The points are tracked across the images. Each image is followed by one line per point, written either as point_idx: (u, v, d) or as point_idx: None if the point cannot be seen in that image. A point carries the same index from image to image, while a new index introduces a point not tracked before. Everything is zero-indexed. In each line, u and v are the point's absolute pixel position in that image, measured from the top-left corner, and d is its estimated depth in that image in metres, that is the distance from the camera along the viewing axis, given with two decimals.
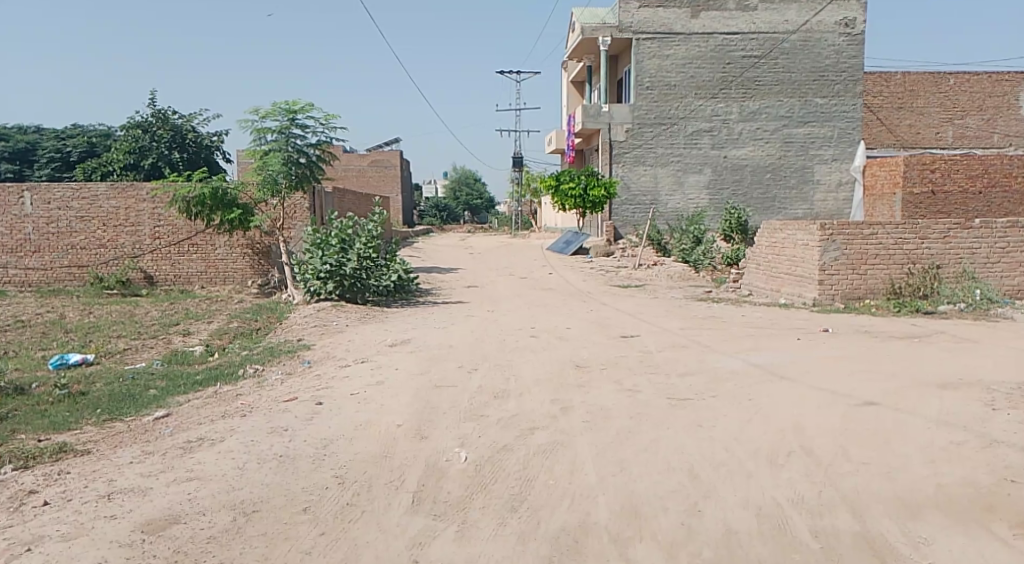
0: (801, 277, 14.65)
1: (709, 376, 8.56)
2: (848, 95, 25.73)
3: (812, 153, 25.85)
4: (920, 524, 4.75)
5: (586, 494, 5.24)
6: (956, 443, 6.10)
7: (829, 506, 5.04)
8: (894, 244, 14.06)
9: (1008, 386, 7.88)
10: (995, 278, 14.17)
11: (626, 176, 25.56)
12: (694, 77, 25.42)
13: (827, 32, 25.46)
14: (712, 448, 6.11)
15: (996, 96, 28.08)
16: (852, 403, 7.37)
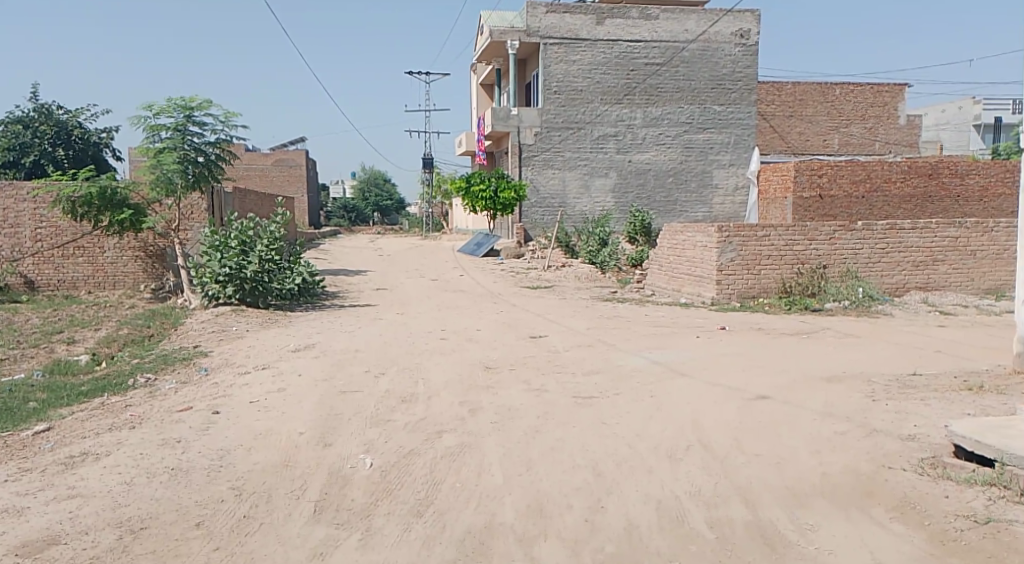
0: (700, 277, 15.13)
1: (613, 375, 8.73)
2: (743, 103, 26.79)
3: (711, 158, 26.77)
4: (807, 512, 4.98)
5: (493, 495, 5.25)
6: (840, 433, 6.44)
7: (725, 497, 5.22)
8: (785, 245, 14.70)
9: (887, 378, 8.36)
10: (876, 277, 15.05)
11: (535, 179, 25.78)
12: (600, 83, 25.87)
13: (723, 42, 26.44)
14: (615, 445, 6.23)
15: (876, 106, 29.95)
16: (746, 397, 7.69)
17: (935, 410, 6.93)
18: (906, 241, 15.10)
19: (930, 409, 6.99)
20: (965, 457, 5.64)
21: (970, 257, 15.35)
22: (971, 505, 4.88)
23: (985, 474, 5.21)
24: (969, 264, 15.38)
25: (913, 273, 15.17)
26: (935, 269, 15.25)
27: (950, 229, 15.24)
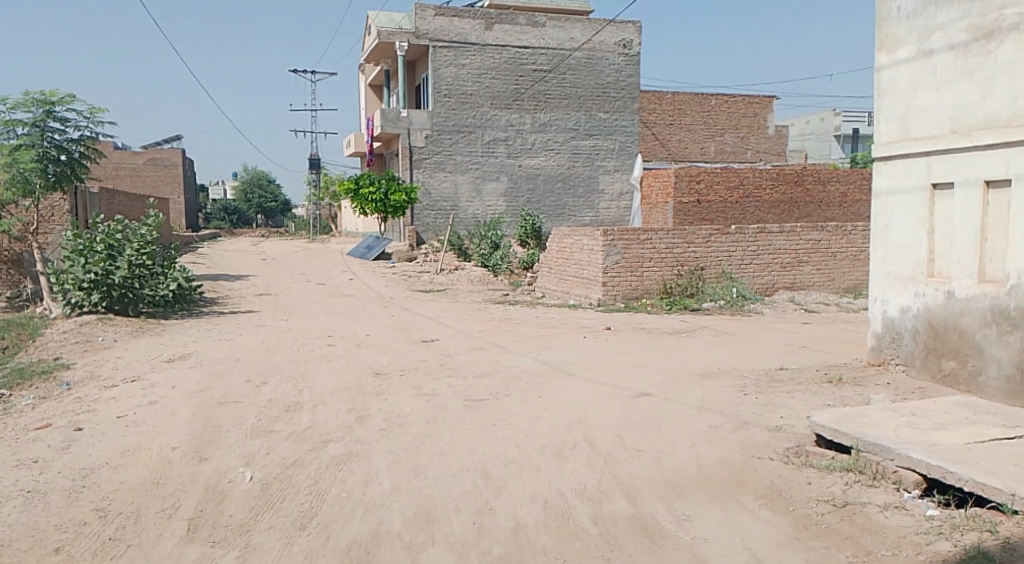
0: (587, 280, 15.48)
1: (502, 377, 8.81)
2: (626, 111, 27.66)
3: (597, 164, 27.48)
4: (685, 503, 5.18)
5: (379, 503, 5.19)
6: (715, 426, 6.74)
7: (607, 493, 5.36)
8: (666, 248, 15.25)
9: (758, 373, 8.83)
10: (749, 278, 15.85)
11: (426, 182, 25.59)
12: (489, 87, 26.00)
13: (607, 51, 27.21)
14: (503, 447, 6.28)
15: (748, 116, 31.56)
16: (630, 395, 7.93)
17: (800, 402, 7.36)
18: (774, 244, 15.98)
19: (796, 401, 7.42)
20: (825, 445, 6.02)
21: (832, 258, 16.43)
22: (831, 490, 5.21)
23: (843, 460, 5.58)
24: (831, 266, 16.46)
25: (781, 274, 16.08)
26: (801, 270, 16.22)
27: (813, 232, 16.24)
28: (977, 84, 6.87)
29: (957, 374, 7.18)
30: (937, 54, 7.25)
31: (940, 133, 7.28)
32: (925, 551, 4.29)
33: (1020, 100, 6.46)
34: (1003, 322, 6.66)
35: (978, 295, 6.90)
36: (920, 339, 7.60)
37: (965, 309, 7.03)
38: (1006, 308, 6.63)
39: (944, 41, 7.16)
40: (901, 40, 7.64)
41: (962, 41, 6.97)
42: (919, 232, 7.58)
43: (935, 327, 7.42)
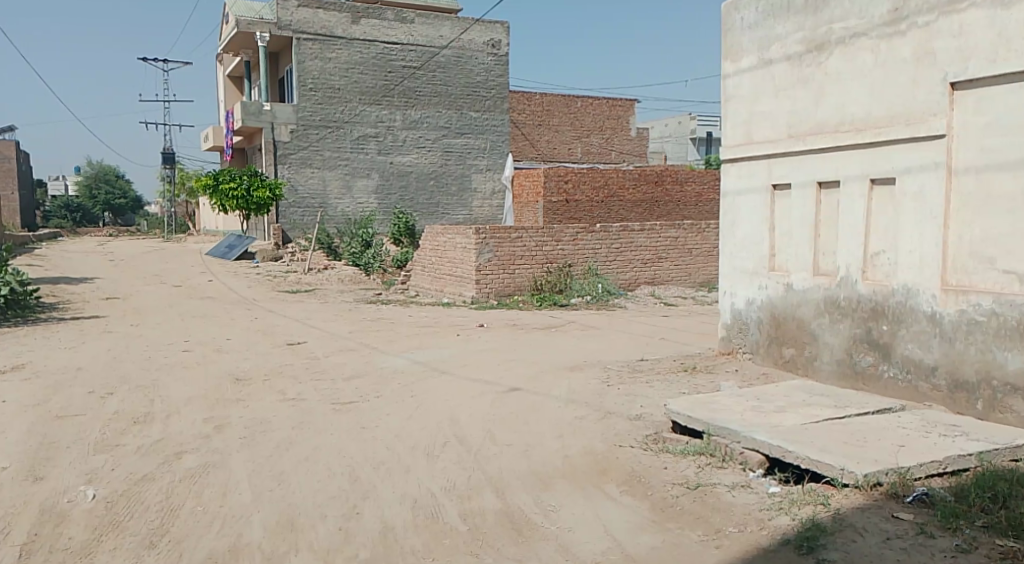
0: (460, 277, 15.52)
1: (372, 378, 8.70)
2: (496, 111, 27.96)
3: (469, 162, 27.60)
4: (551, 494, 5.31)
5: (238, 515, 5.02)
6: (580, 418, 6.95)
7: (476, 489, 5.41)
8: (536, 246, 15.52)
9: (620, 364, 9.17)
10: (614, 274, 16.42)
11: (291, 178, 24.75)
12: (357, 82, 25.51)
13: (476, 50, 27.36)
14: (372, 449, 6.22)
15: (612, 119, 32.63)
16: (500, 390, 8.03)
17: (659, 391, 7.71)
18: (636, 241, 16.65)
19: (655, 390, 7.76)
20: (680, 431, 6.34)
21: (688, 254, 17.33)
22: (684, 473, 5.48)
23: (696, 445, 5.90)
24: (687, 261, 17.35)
25: (643, 269, 16.77)
26: (660, 266, 16.98)
27: (671, 230, 17.04)
28: (810, 93, 7.43)
29: (796, 360, 7.73)
30: (776, 64, 7.79)
31: (778, 137, 7.82)
32: (768, 526, 4.59)
33: (849, 108, 7.03)
34: (834, 311, 7.24)
35: (813, 287, 7.46)
36: (763, 328, 8.13)
37: (802, 300, 7.58)
38: (837, 298, 7.20)
39: (781, 52, 7.72)
40: (744, 49, 8.17)
41: (797, 52, 7.52)
42: (761, 229, 8.12)
43: (776, 317, 7.95)
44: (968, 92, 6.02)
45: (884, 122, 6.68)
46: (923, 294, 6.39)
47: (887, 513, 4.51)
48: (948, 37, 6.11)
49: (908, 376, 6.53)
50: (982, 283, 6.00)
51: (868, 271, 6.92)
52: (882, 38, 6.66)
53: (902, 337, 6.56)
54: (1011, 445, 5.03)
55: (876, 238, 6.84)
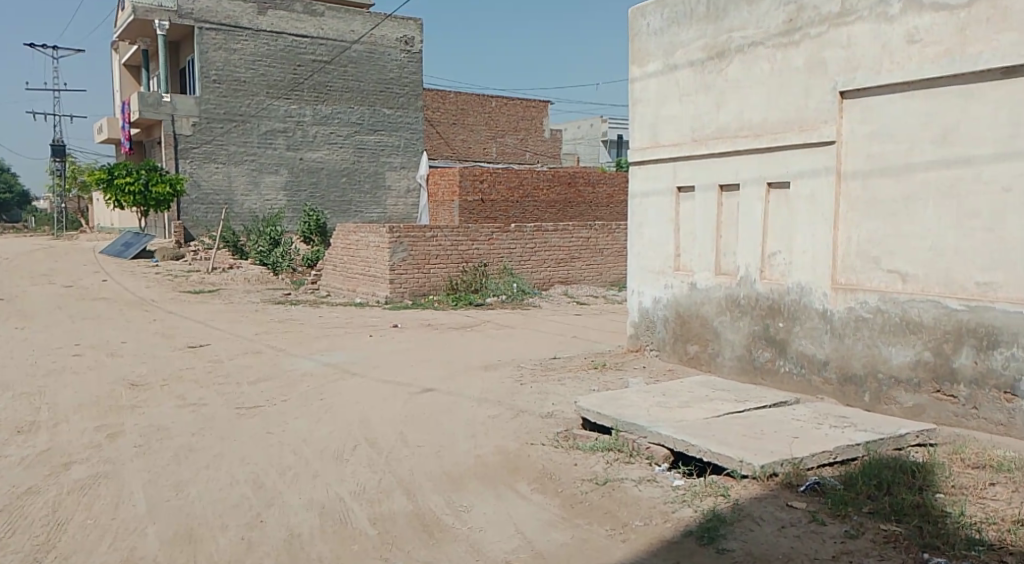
0: (373, 277, 15.31)
1: (280, 381, 8.50)
2: (410, 108, 27.81)
3: (383, 160, 27.31)
4: (462, 495, 5.31)
5: (134, 527, 4.83)
6: (493, 417, 6.99)
7: (387, 492, 5.37)
8: (451, 246, 15.47)
9: (533, 363, 9.26)
10: (528, 273, 16.57)
11: (194, 173, 23.68)
12: (265, 76, 24.75)
13: (388, 47, 27.14)
14: (278, 454, 6.09)
15: (526, 119, 32.91)
16: (413, 391, 7.99)
17: (570, 389, 7.82)
18: (549, 242, 16.86)
19: (566, 388, 7.88)
20: (590, 428, 6.46)
21: (599, 255, 17.68)
22: (593, 469, 5.57)
23: (605, 441, 6.02)
24: (599, 261, 17.70)
25: (556, 269, 17.01)
26: (573, 266, 17.25)
27: (583, 230, 17.36)
28: (712, 97, 7.69)
29: (700, 356, 7.98)
30: (680, 69, 8.02)
31: (683, 140, 8.06)
32: (671, 518, 4.71)
33: (747, 114, 7.31)
34: (735, 309, 7.50)
35: (715, 286, 7.72)
36: (669, 326, 8.36)
37: (705, 298, 7.83)
38: (737, 297, 7.48)
39: (685, 58, 7.96)
40: (651, 54, 8.39)
41: (700, 59, 7.77)
42: (667, 230, 8.35)
43: (681, 315, 8.19)
44: (856, 100, 6.35)
45: (780, 128, 6.97)
46: (815, 292, 6.70)
47: (782, 502, 4.71)
48: (837, 48, 6.43)
49: (802, 371, 6.84)
50: (868, 282, 6.34)
51: (766, 270, 7.21)
52: (778, 48, 6.96)
53: (797, 333, 6.87)
54: (895, 435, 5.34)
55: (773, 239, 7.15)
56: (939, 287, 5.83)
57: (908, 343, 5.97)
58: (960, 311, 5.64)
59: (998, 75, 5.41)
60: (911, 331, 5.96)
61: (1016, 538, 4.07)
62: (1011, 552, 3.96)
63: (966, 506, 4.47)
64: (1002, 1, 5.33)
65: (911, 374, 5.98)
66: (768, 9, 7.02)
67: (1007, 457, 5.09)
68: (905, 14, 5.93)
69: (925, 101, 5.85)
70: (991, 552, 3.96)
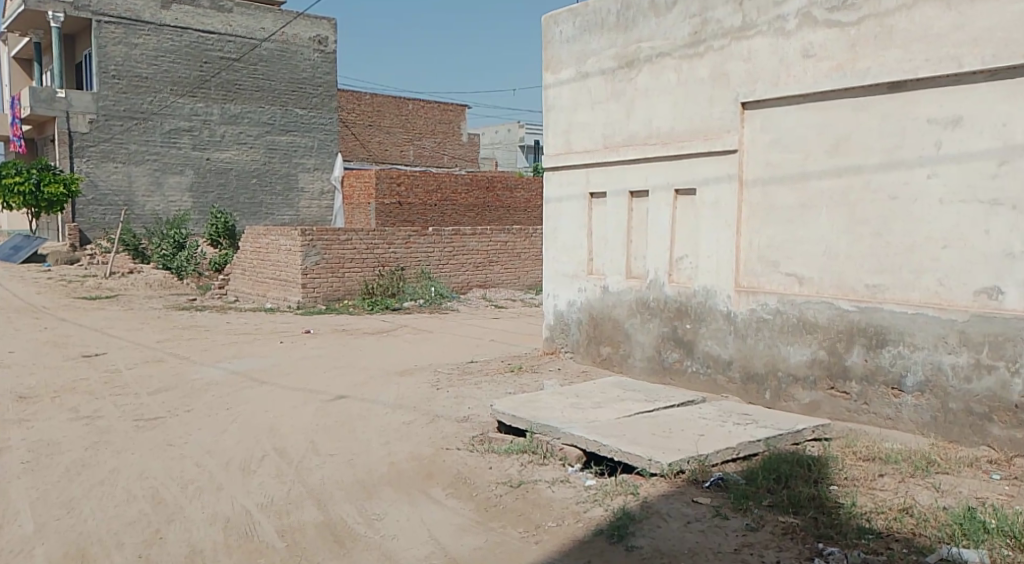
0: (284, 281, 14.99)
1: (184, 391, 8.22)
2: (324, 109, 27.06)
3: (295, 161, 26.50)
4: (374, 503, 5.27)
5: (20, 549, 4.59)
6: (407, 423, 6.96)
7: (296, 502, 5.27)
8: (366, 249, 15.30)
9: (450, 367, 9.26)
10: (446, 277, 16.55)
11: (90, 173, 22.35)
12: (168, 72, 23.63)
13: (301, 46, 26.37)
14: (181, 467, 5.91)
15: (444, 123, 32.86)
16: (325, 399, 7.87)
17: (485, 392, 7.86)
18: (467, 245, 16.89)
19: (482, 391, 7.92)
20: (505, 430, 6.53)
21: (517, 258, 17.84)
22: (507, 472, 5.62)
23: (519, 443, 6.09)
24: (516, 265, 17.86)
25: (474, 272, 17.05)
26: (490, 269, 17.34)
27: (501, 235, 17.47)
28: (622, 105, 7.88)
29: (611, 357, 8.16)
30: (592, 77, 8.19)
31: (595, 147, 8.23)
32: (582, 518, 4.79)
33: (655, 122, 7.52)
34: (644, 311, 7.71)
35: (626, 289, 7.92)
36: (583, 328, 8.51)
37: (617, 301, 8.01)
38: (647, 299, 7.68)
39: (596, 66, 8.14)
40: (563, 62, 8.53)
41: (611, 67, 7.96)
42: (580, 235, 8.51)
43: (594, 317, 8.34)
44: (756, 111, 6.64)
45: (685, 136, 7.21)
46: (719, 295, 6.96)
47: (688, 498, 4.87)
48: (739, 60, 6.70)
49: (708, 370, 7.08)
50: (768, 284, 6.63)
51: (673, 274, 7.45)
52: (684, 58, 7.19)
53: (703, 334, 7.11)
54: (792, 430, 5.60)
55: (679, 244, 7.39)
56: (832, 289, 6.15)
57: (805, 343, 6.27)
58: (852, 311, 5.95)
59: (884, 89, 5.74)
60: (807, 331, 6.26)
61: (902, 525, 4.32)
62: (897, 538, 4.19)
63: (857, 497, 4.72)
64: (888, 20, 5.67)
65: (807, 372, 6.28)
66: (674, 21, 7.25)
67: (895, 449, 5.40)
68: (801, 29, 6.23)
69: (820, 113, 6.16)
70: (879, 540, 4.19)
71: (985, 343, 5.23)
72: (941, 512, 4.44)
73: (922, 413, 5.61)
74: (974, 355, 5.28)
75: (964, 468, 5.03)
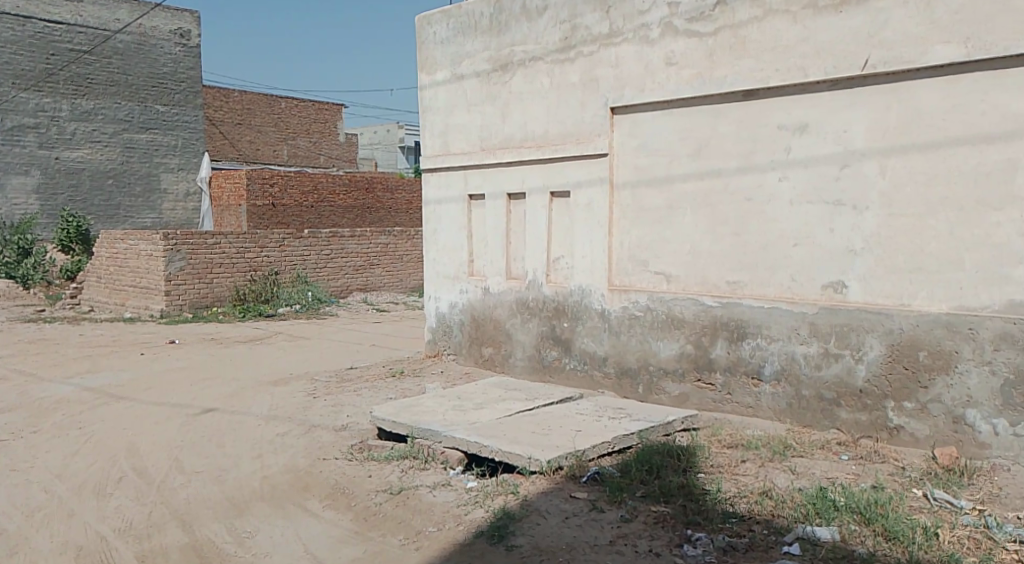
0: (146, 289, 14.23)
1: (30, 412, 7.67)
2: (188, 106, 22.98)
3: (157, 161, 22.36)
4: (245, 520, 5.11)
5: None
6: (281, 434, 6.79)
7: (159, 525, 5.05)
8: (236, 253, 14.76)
9: (328, 375, 9.07)
10: (323, 281, 16.20)
11: None
12: (8, 63, 19.41)
13: (161, 38, 22.16)
14: (27, 494, 5.54)
15: (319, 122, 32.17)
16: (191, 413, 7.56)
17: (364, 399, 7.77)
18: (345, 248, 16.63)
19: (361, 398, 7.84)
20: (384, 437, 6.48)
21: (398, 261, 17.72)
22: (387, 479, 5.58)
23: (399, 449, 6.06)
24: (398, 268, 17.74)
25: (354, 276, 16.81)
26: (372, 272, 17.16)
27: (381, 237, 17.31)
28: (497, 108, 7.98)
29: (493, 358, 8.23)
30: (466, 79, 8.26)
31: (472, 149, 8.29)
32: (463, 521, 4.82)
33: (530, 125, 7.66)
34: (524, 311, 7.84)
35: (506, 290, 8.02)
36: (465, 330, 8.55)
37: (498, 302, 8.10)
38: (526, 299, 7.81)
39: (470, 69, 8.21)
40: (438, 63, 8.54)
41: (485, 70, 8.05)
42: (460, 236, 8.55)
43: (475, 318, 8.40)
44: (624, 116, 6.88)
45: (559, 140, 7.38)
46: (594, 293, 7.17)
47: (566, 494, 5.00)
48: (607, 67, 6.92)
49: (585, 367, 7.28)
50: (638, 283, 6.89)
51: (551, 274, 7.61)
52: (555, 63, 7.36)
53: (580, 332, 7.30)
54: (664, 422, 5.85)
55: (557, 245, 7.56)
56: (697, 286, 6.47)
57: (673, 338, 6.56)
58: (715, 307, 6.28)
59: (740, 96, 6.08)
60: (675, 327, 6.55)
61: (762, 508, 4.60)
62: (758, 521, 4.46)
63: (722, 483, 4.99)
64: (741, 31, 6.01)
65: (676, 365, 6.57)
66: (545, 26, 7.41)
67: (755, 435, 5.74)
68: (663, 38, 6.51)
69: (683, 118, 6.45)
70: (743, 523, 4.44)
71: (832, 333, 5.64)
72: (796, 493, 4.75)
73: (779, 401, 5.98)
74: (823, 345, 5.69)
75: (816, 451, 5.42)
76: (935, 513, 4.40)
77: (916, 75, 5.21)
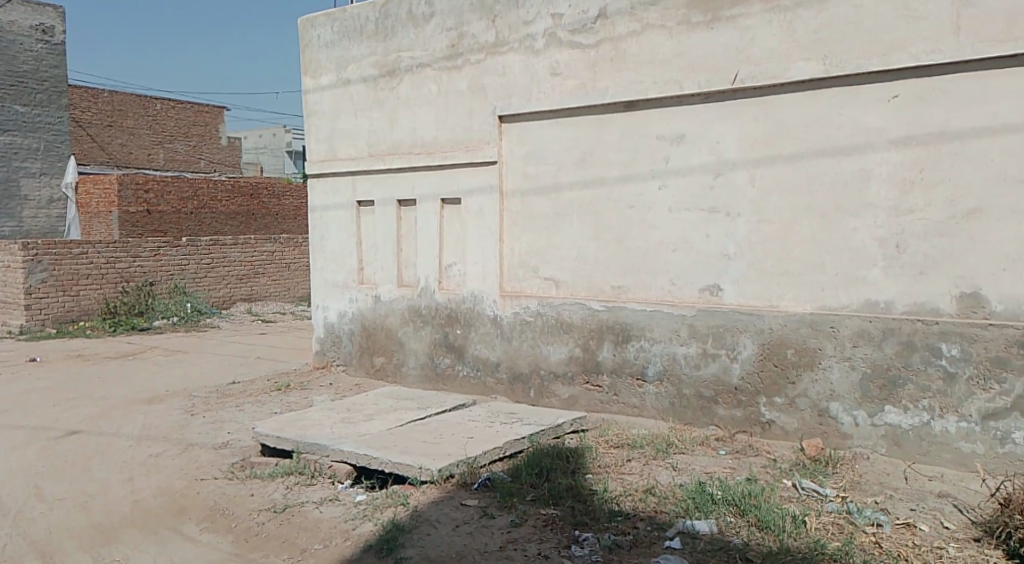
0: (3, 303, 13.26)
1: None
2: (51, 106, 21.55)
3: (15, 165, 20.77)
4: (114, 548, 4.87)
5: None
6: (156, 455, 6.49)
7: (16, 558, 4.73)
8: (104, 263, 14.00)
9: (207, 390, 8.72)
10: (204, 291, 15.59)
11: None
12: None
13: (19, 34, 20.66)
14: None
15: (199, 125, 30.96)
16: (54, 436, 7.12)
17: (247, 415, 7.54)
18: (228, 256, 16.06)
19: (244, 414, 7.59)
20: (270, 453, 6.30)
21: (286, 269, 17.26)
22: (272, 497, 5.43)
23: (284, 465, 5.91)
24: (284, 276, 17.27)
25: (238, 286, 16.26)
26: (256, 281, 16.64)
27: (267, 244, 16.80)
28: (385, 114, 7.92)
29: (385, 367, 8.14)
30: (353, 84, 8.16)
31: (360, 156, 8.18)
32: (351, 536, 4.76)
33: (419, 131, 7.64)
34: (416, 319, 7.80)
35: (398, 297, 7.96)
36: (355, 339, 8.42)
37: (389, 310, 8.03)
38: (418, 307, 7.78)
39: (356, 73, 8.12)
40: (323, 67, 8.40)
41: (372, 75, 7.98)
42: (349, 243, 8.42)
43: (366, 328, 8.30)
44: (512, 124, 6.98)
45: (448, 147, 7.39)
46: (485, 299, 7.23)
47: (457, 502, 5.02)
48: (494, 75, 7.00)
49: (478, 373, 7.33)
50: (529, 289, 6.99)
51: (443, 281, 7.61)
52: (442, 70, 7.39)
53: (472, 339, 7.34)
54: (553, 425, 5.96)
55: (448, 252, 7.56)
56: (585, 290, 6.64)
57: (562, 342, 6.70)
58: (601, 311, 6.46)
59: (621, 107, 6.29)
60: (563, 331, 6.69)
61: (646, 506, 4.76)
62: (642, 518, 4.62)
63: (608, 482, 5.14)
64: (621, 44, 6.22)
65: (565, 369, 6.71)
66: (432, 33, 7.42)
67: (640, 435, 5.94)
68: (548, 48, 6.64)
69: (569, 127, 6.61)
70: (627, 521, 4.59)
71: (710, 333, 5.90)
72: (677, 489, 4.95)
73: (662, 401, 6.20)
74: (701, 346, 5.95)
75: (697, 447, 5.65)
76: (803, 501, 4.68)
77: (781, 89, 5.53)
